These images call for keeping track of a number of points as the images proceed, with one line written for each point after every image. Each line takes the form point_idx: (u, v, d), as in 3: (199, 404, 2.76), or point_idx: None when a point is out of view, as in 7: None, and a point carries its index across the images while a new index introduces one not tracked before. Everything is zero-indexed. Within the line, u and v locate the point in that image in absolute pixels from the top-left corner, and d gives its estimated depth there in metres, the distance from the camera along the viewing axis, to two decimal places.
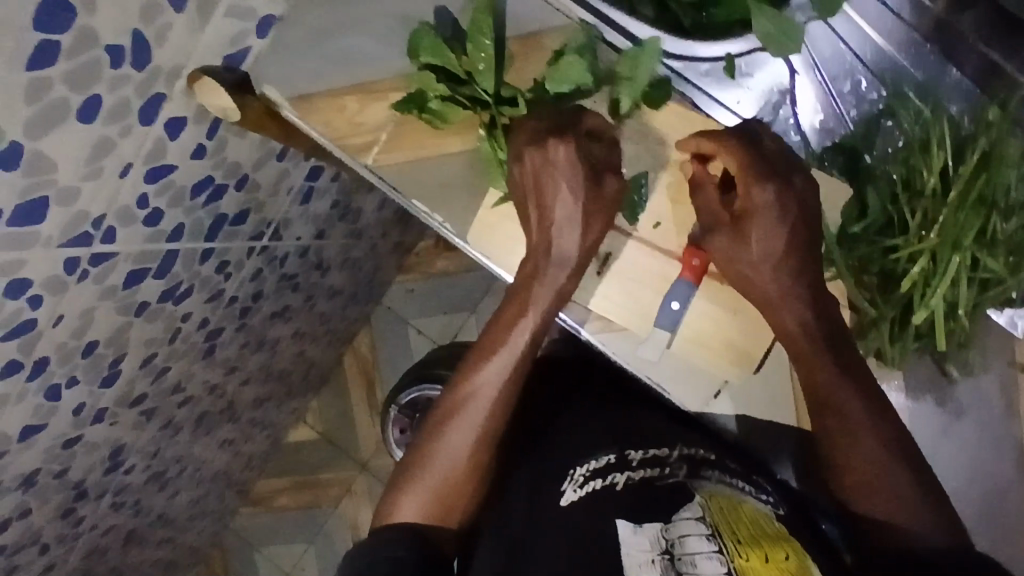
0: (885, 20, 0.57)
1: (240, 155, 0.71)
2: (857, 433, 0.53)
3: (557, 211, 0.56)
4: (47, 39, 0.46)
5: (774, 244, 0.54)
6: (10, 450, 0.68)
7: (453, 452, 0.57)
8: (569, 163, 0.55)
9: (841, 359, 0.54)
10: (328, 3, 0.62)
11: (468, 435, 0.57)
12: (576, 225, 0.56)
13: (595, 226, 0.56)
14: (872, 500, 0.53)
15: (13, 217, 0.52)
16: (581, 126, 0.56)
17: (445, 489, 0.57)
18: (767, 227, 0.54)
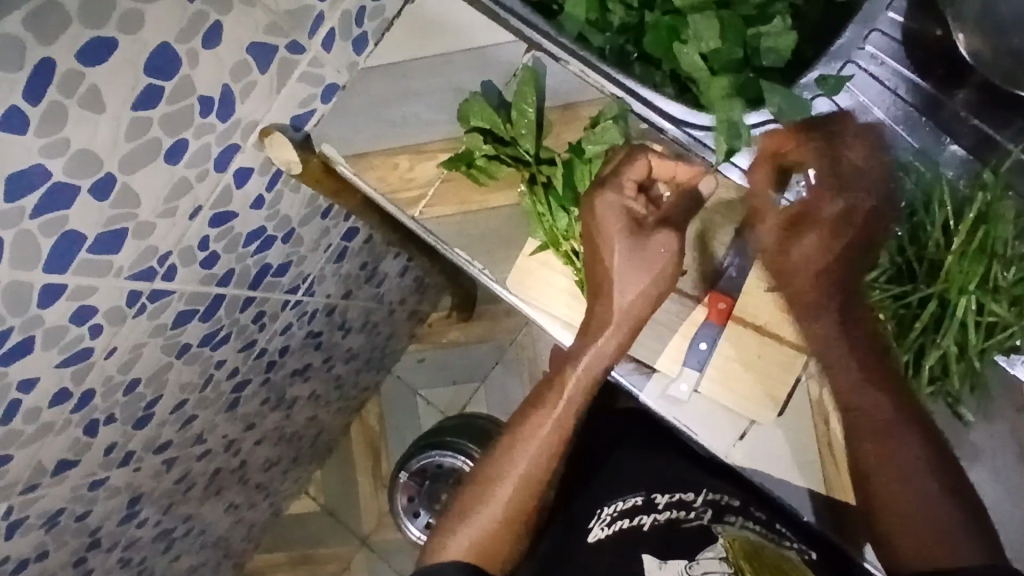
0: (884, 98, 0.66)
1: (292, 210, 0.77)
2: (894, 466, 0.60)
3: (608, 269, 0.60)
4: (154, 85, 0.53)
5: (817, 259, 0.61)
6: (43, 483, 0.70)
7: (494, 501, 0.65)
8: (610, 214, 0.60)
9: (878, 394, 0.60)
10: (388, 76, 0.71)
11: (509, 485, 0.65)
12: (629, 267, 0.60)
13: (638, 280, 0.60)
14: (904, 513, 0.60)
15: (95, 245, 0.57)
16: (626, 176, 0.61)
17: (486, 533, 0.64)
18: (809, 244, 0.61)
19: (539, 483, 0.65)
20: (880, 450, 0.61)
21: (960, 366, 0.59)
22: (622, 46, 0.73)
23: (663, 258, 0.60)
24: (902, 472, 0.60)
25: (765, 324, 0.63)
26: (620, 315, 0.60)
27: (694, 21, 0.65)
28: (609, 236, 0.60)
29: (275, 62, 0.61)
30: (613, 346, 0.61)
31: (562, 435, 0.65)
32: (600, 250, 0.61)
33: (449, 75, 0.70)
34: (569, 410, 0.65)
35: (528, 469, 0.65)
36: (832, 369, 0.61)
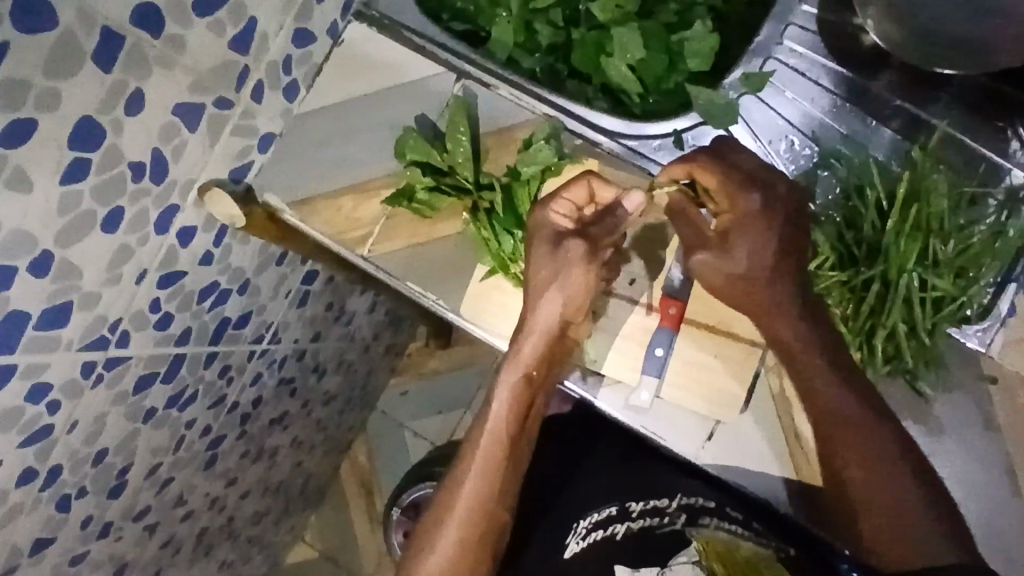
0: (809, 89, 0.67)
1: (244, 261, 0.77)
2: (879, 466, 0.58)
3: (531, 293, 0.60)
4: (81, 157, 0.53)
5: (761, 254, 0.59)
6: (18, 566, 0.69)
7: (454, 528, 0.65)
8: (546, 224, 0.61)
9: (847, 392, 0.58)
10: (325, 120, 0.72)
11: (463, 506, 0.65)
12: (556, 279, 0.59)
13: (563, 286, 0.59)
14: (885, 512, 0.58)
15: (39, 321, 0.56)
16: (565, 195, 0.61)
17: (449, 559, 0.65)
18: (752, 241, 0.59)
19: (491, 502, 0.66)
20: (862, 452, 0.58)
21: (914, 343, 0.60)
22: (552, 65, 0.75)
23: (584, 278, 0.59)
24: (885, 468, 0.58)
25: (718, 323, 0.63)
26: (546, 323, 0.60)
27: (619, 34, 0.68)
28: (532, 260, 0.60)
29: (205, 120, 0.62)
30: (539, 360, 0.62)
31: (502, 454, 0.66)
32: (530, 274, 0.60)
33: (384, 112, 0.71)
34: (503, 424, 0.66)
35: (476, 488, 0.65)
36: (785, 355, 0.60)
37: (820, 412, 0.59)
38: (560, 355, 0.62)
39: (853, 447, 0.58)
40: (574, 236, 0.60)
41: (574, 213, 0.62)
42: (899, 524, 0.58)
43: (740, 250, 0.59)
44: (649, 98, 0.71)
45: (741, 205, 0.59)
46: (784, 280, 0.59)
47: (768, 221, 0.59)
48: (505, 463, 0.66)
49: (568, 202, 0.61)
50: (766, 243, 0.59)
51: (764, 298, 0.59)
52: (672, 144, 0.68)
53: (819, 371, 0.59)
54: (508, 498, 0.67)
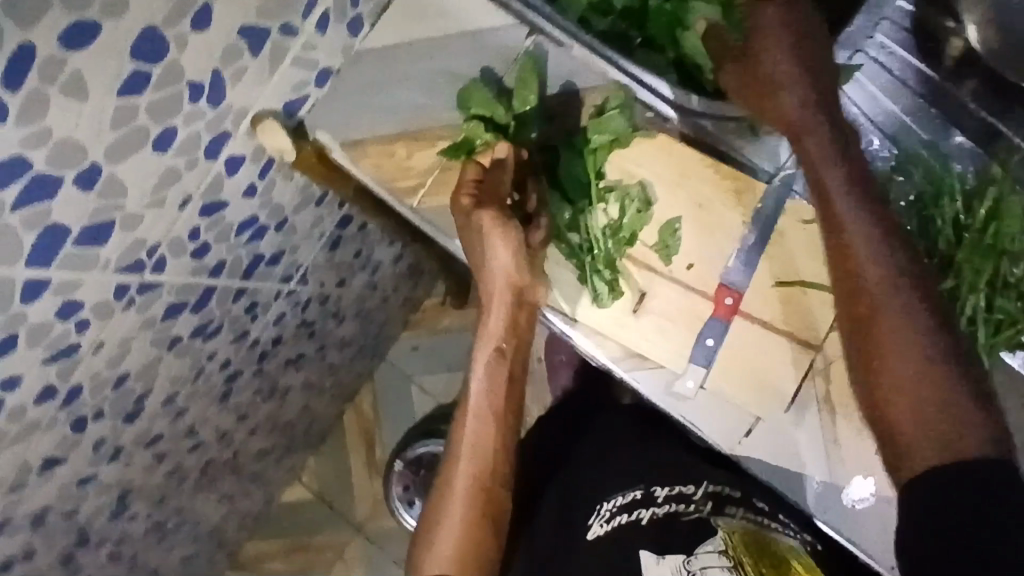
0: (893, 87, 0.65)
1: (284, 198, 0.75)
2: (903, 338, 0.56)
3: (479, 272, 0.65)
4: (140, 70, 0.50)
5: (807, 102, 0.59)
6: (30, 481, 0.68)
7: (455, 505, 0.66)
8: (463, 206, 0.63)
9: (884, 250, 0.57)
10: (383, 60, 0.68)
11: (459, 491, 0.66)
12: (495, 249, 0.62)
13: (505, 254, 0.62)
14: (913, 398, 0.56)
15: (80, 238, 0.54)
16: (467, 175, 0.64)
17: (457, 545, 0.65)
18: (794, 97, 0.59)
19: (484, 474, 0.67)
20: (897, 312, 0.56)
21: (969, 362, 0.59)
22: (624, 31, 0.69)
23: (507, 241, 0.62)
24: (905, 354, 0.56)
25: (772, 319, 0.62)
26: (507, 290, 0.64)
27: (696, 5, 0.62)
28: (467, 241, 0.65)
29: (268, 46, 0.59)
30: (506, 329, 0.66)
31: (490, 424, 0.67)
32: (472, 255, 0.65)
33: (446, 59, 0.67)
34: (483, 404, 0.67)
35: (467, 469, 0.67)
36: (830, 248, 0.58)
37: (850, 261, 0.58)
38: (524, 322, 0.66)
39: (873, 267, 0.57)
40: (478, 206, 0.62)
41: (476, 188, 0.63)
42: (916, 389, 0.56)
43: (793, 98, 0.59)
44: None
45: (764, 63, 0.59)
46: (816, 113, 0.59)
47: (802, 59, 0.59)
48: (494, 432, 0.67)
49: (463, 186, 0.64)
50: (823, 131, 0.59)
51: (787, 109, 0.59)
52: (746, 128, 0.64)
53: (854, 235, 0.57)
54: (501, 476, 0.67)
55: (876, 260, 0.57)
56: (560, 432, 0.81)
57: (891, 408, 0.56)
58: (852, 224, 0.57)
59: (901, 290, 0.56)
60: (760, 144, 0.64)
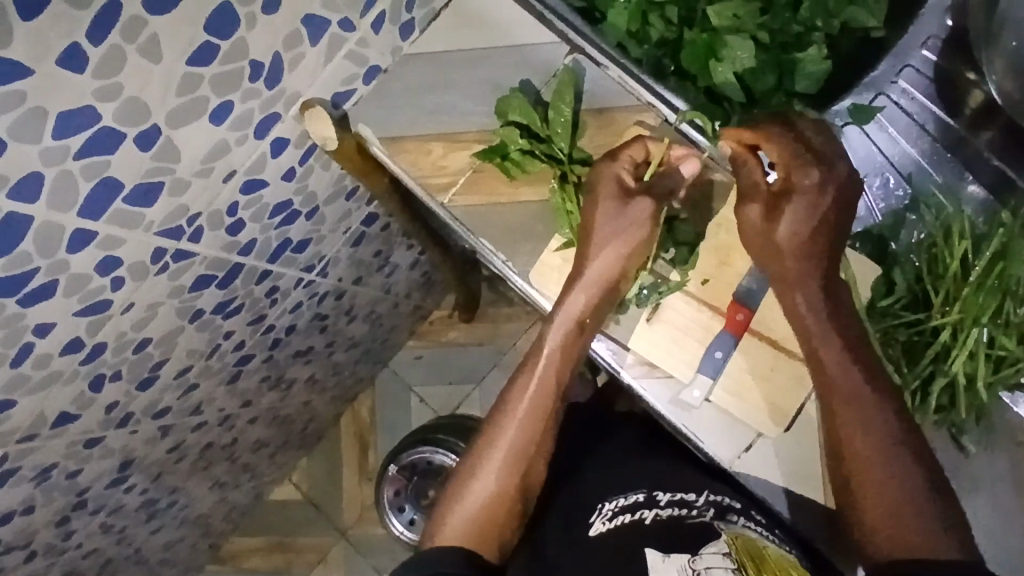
0: (912, 131, 0.70)
1: (318, 187, 0.78)
2: (886, 452, 0.59)
3: (591, 245, 0.64)
4: (211, 42, 0.53)
5: (807, 202, 0.59)
6: (42, 434, 0.70)
7: (489, 470, 0.67)
8: (609, 183, 0.64)
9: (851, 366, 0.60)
10: (428, 64, 0.72)
11: (498, 461, 0.67)
12: (611, 242, 0.64)
13: (621, 240, 0.64)
14: (886, 494, 0.58)
15: (131, 195, 0.57)
16: (626, 149, 0.64)
17: (480, 513, 0.66)
18: (800, 207, 0.59)
19: (525, 453, 0.67)
20: (866, 440, 0.59)
21: (971, 395, 0.61)
22: (659, 59, 0.74)
23: (642, 237, 0.64)
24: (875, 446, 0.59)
25: (782, 338, 0.64)
26: (601, 278, 0.64)
27: (731, 40, 0.69)
28: (601, 214, 0.64)
29: (326, 37, 0.62)
30: (593, 309, 0.64)
31: (548, 403, 0.68)
32: (594, 226, 0.64)
33: (491, 69, 0.71)
34: (550, 373, 0.68)
35: (514, 443, 0.68)
36: (799, 324, 0.61)
37: (811, 341, 0.61)
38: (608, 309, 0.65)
39: (868, 448, 0.59)
40: (640, 196, 0.63)
41: (633, 170, 0.64)
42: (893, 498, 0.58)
43: (785, 226, 0.60)
44: (751, 109, 0.71)
45: (796, 181, 0.60)
46: (812, 280, 0.60)
47: (814, 202, 0.60)
48: (546, 416, 0.68)
49: (630, 159, 0.64)
50: (812, 246, 0.60)
51: (789, 266, 0.60)
52: None
53: (825, 345, 0.60)
54: (541, 453, 0.68)
55: (877, 438, 0.59)
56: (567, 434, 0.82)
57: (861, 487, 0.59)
58: (845, 402, 0.59)
59: (889, 459, 0.59)
60: None
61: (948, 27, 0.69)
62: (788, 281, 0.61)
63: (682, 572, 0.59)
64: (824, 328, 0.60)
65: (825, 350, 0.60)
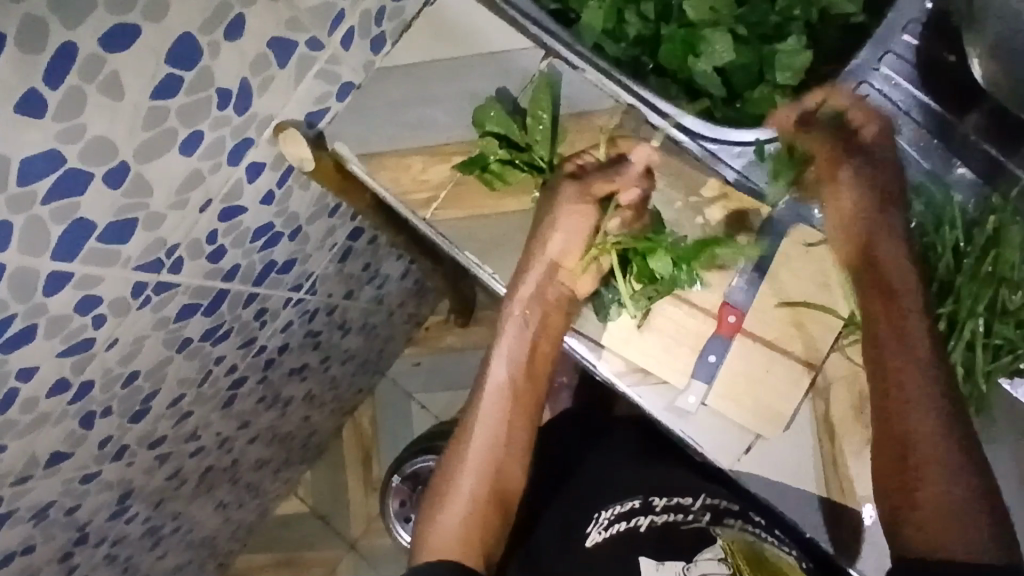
0: (897, 118, 0.68)
1: (300, 208, 0.77)
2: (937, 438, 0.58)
3: (535, 234, 0.67)
4: (174, 73, 0.52)
5: (868, 182, 0.64)
6: (36, 475, 0.69)
7: (465, 471, 0.68)
8: (557, 176, 0.67)
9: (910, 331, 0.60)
10: (401, 79, 0.70)
11: (472, 464, 0.68)
12: (553, 230, 0.66)
13: (561, 226, 0.66)
14: (935, 493, 0.58)
15: (105, 234, 0.56)
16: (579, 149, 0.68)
17: (462, 520, 0.66)
18: (860, 192, 0.64)
19: (496, 445, 0.69)
20: (922, 426, 0.58)
21: (970, 386, 0.61)
22: (637, 57, 0.72)
23: (581, 217, 0.66)
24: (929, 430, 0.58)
25: (775, 337, 0.63)
26: (542, 263, 0.66)
27: (710, 36, 0.67)
28: (544, 203, 0.67)
29: (295, 58, 0.61)
30: (536, 295, 0.67)
31: (508, 390, 0.70)
32: (539, 216, 0.67)
33: (466, 78, 0.70)
34: (509, 369, 0.70)
35: (484, 442, 0.69)
36: (877, 293, 0.61)
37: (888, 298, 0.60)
38: (559, 298, 0.67)
39: (925, 431, 0.58)
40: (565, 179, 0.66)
41: (585, 164, 0.67)
42: (942, 494, 0.57)
43: (847, 194, 0.64)
44: (732, 104, 0.70)
45: (861, 138, 0.65)
46: (909, 266, 0.61)
47: (882, 162, 0.64)
48: (509, 406, 0.70)
49: (583, 155, 0.67)
50: (881, 229, 0.63)
51: (887, 249, 0.62)
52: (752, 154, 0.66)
53: (902, 316, 0.60)
54: (512, 446, 0.70)
55: (929, 428, 0.58)
56: (565, 443, 0.81)
57: (911, 474, 0.58)
58: (909, 372, 0.59)
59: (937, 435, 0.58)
60: None
61: (928, 10, 0.67)
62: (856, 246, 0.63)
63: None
64: (904, 293, 0.61)
65: (906, 319, 0.60)
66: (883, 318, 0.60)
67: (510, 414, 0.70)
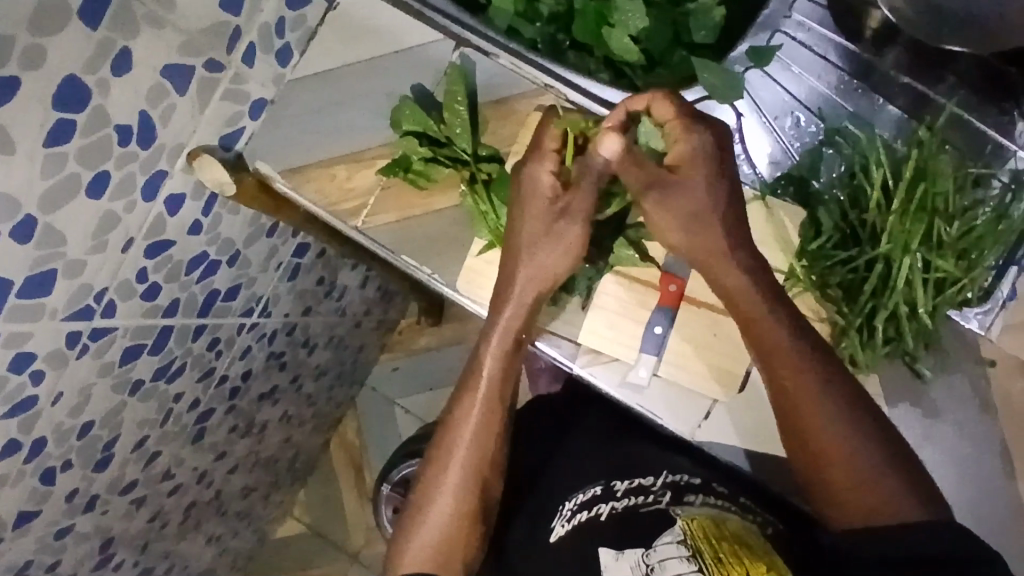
0: (815, 63, 0.67)
1: (234, 232, 0.75)
2: (842, 417, 0.60)
3: (517, 251, 0.62)
4: (65, 116, 0.51)
5: (714, 194, 0.59)
6: (3, 539, 0.68)
7: (445, 492, 0.66)
8: (529, 187, 0.61)
9: (789, 323, 0.60)
10: (315, 87, 0.69)
11: (460, 461, 0.66)
12: (541, 245, 0.61)
13: (551, 243, 0.61)
14: (852, 473, 0.60)
15: (24, 289, 0.54)
16: (547, 149, 0.62)
17: (444, 529, 0.65)
18: (702, 173, 0.59)
19: (481, 468, 0.66)
20: (823, 413, 0.59)
21: (916, 323, 0.60)
22: (553, 35, 0.71)
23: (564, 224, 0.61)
24: (833, 420, 0.60)
25: (718, 302, 0.63)
26: (528, 285, 0.62)
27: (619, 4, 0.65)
28: (523, 220, 0.61)
29: (194, 82, 0.59)
30: (524, 320, 0.63)
31: (494, 413, 0.66)
32: (518, 231, 0.62)
33: (380, 79, 0.68)
34: (492, 389, 0.66)
35: (466, 468, 0.66)
36: (739, 306, 0.60)
37: (739, 306, 0.60)
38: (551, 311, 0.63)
39: (828, 420, 0.59)
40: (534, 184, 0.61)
41: (555, 162, 0.62)
42: (858, 465, 0.60)
43: (694, 194, 0.59)
44: (652, 71, 0.69)
45: (689, 147, 0.59)
46: (742, 256, 0.60)
47: (711, 160, 0.59)
48: (495, 427, 0.66)
49: (552, 153, 0.61)
50: (710, 219, 0.60)
51: (712, 241, 0.60)
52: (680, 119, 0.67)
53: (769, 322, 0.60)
54: (496, 467, 0.67)
55: (832, 415, 0.59)
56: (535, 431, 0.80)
57: (829, 473, 0.60)
58: (801, 370, 0.59)
59: (847, 430, 0.60)
60: None
61: None
62: (717, 262, 0.60)
63: (637, 568, 0.58)
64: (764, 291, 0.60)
65: (773, 328, 0.59)
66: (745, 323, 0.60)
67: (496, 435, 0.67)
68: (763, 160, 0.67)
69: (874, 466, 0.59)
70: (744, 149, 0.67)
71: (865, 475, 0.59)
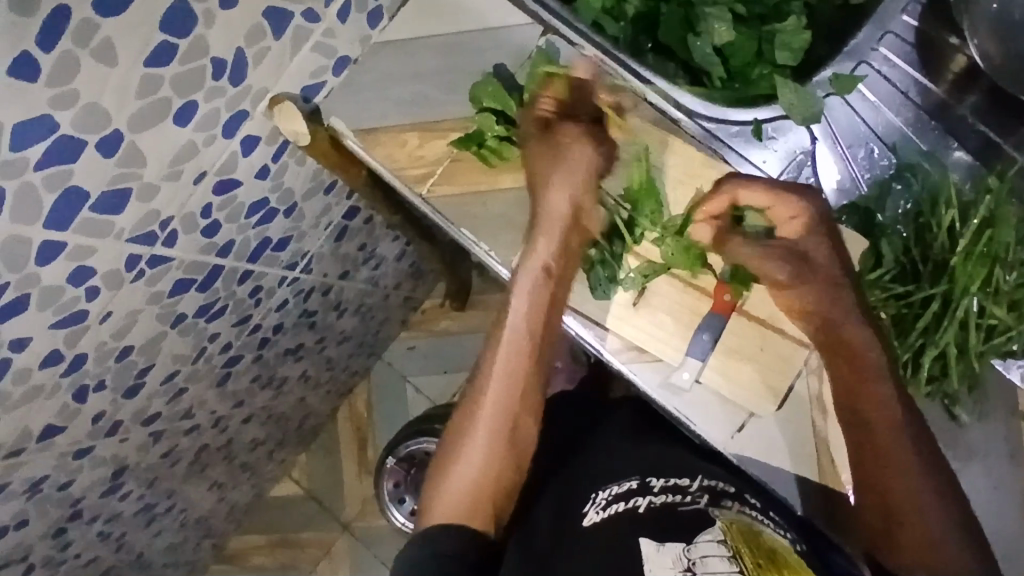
0: (895, 98, 0.68)
1: (295, 183, 0.77)
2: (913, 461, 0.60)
3: (538, 186, 0.66)
4: (168, 40, 0.52)
5: (833, 262, 0.62)
6: (30, 449, 0.69)
7: (475, 434, 0.69)
8: (537, 126, 0.66)
9: (870, 353, 0.61)
10: (399, 55, 0.70)
11: (488, 402, 0.69)
12: (559, 178, 0.65)
13: (567, 172, 0.65)
14: (918, 524, 0.61)
15: (98, 204, 0.56)
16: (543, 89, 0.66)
17: (477, 473, 0.68)
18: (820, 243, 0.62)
19: (506, 407, 0.69)
20: (903, 464, 0.60)
21: (964, 366, 0.61)
22: (636, 37, 0.72)
23: (584, 158, 0.66)
24: (907, 467, 0.60)
25: (769, 317, 0.64)
26: (553, 219, 0.65)
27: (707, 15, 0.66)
28: (536, 154, 0.66)
29: (290, 30, 0.60)
30: (557, 255, 0.65)
31: (522, 354, 0.68)
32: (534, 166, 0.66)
33: (463, 55, 0.69)
34: (522, 334, 0.68)
35: (492, 408, 0.69)
36: (838, 347, 0.61)
37: (837, 343, 0.62)
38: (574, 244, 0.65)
39: (904, 459, 0.60)
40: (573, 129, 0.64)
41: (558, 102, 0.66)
42: (924, 514, 0.60)
43: (828, 259, 0.62)
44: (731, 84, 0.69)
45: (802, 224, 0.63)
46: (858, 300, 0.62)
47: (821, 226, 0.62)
48: (523, 369, 0.68)
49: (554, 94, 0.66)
50: (833, 285, 0.62)
51: (822, 296, 0.62)
52: (750, 132, 0.67)
53: (864, 353, 0.61)
54: (527, 409, 0.70)
55: (908, 463, 0.60)
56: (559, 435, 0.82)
57: (899, 522, 0.61)
58: (886, 411, 0.60)
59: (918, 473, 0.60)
60: (763, 149, 0.68)
61: None
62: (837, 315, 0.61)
63: (677, 562, 0.57)
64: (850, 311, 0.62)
65: (873, 379, 0.60)
66: (849, 354, 0.61)
67: (523, 377, 0.69)
68: (832, 186, 0.68)
69: (937, 521, 0.60)
70: (814, 174, 0.68)
71: (930, 528, 0.60)
